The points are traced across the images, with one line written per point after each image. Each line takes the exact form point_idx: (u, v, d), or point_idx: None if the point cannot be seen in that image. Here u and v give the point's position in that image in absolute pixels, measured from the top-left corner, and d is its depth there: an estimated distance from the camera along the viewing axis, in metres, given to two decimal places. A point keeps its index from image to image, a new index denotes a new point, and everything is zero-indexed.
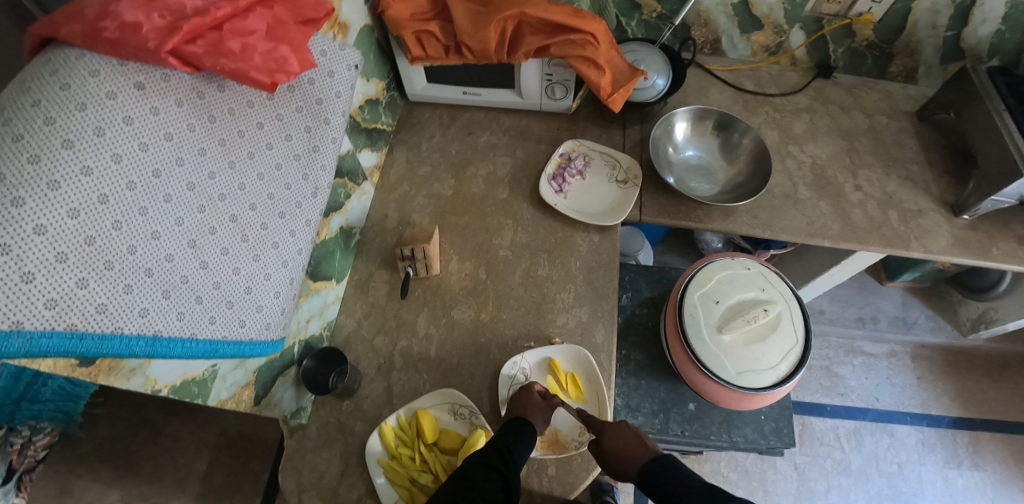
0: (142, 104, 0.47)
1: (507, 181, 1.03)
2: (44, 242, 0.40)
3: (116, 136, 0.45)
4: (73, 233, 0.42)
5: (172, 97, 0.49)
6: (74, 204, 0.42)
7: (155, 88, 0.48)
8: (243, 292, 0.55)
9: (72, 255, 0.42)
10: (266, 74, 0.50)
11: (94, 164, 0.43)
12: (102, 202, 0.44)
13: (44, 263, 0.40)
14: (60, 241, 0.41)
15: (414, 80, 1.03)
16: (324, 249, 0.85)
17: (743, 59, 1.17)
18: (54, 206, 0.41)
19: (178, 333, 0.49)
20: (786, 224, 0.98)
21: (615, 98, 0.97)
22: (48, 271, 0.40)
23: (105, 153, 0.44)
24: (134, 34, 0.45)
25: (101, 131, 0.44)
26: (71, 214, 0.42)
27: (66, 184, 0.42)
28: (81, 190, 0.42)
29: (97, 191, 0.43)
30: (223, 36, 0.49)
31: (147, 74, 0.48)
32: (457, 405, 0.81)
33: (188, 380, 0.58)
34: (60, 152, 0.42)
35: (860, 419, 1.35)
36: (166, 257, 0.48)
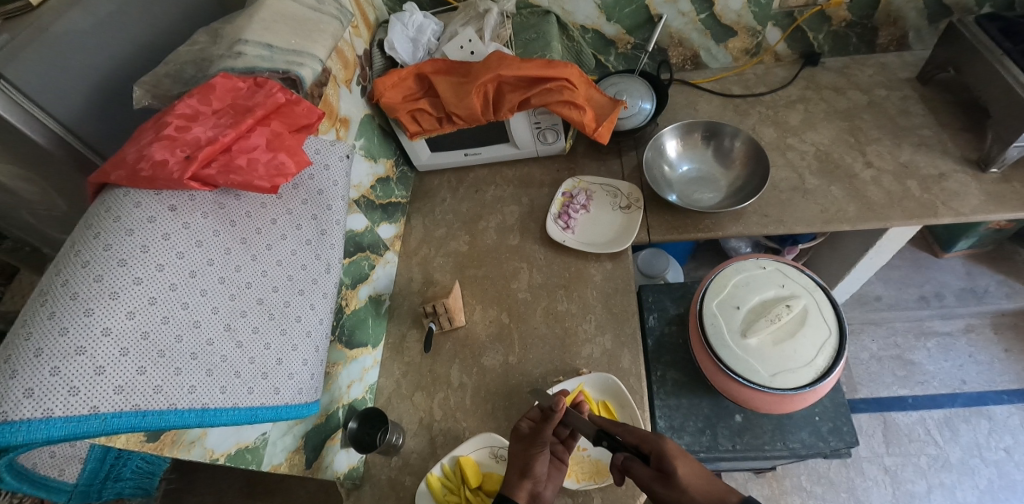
0: (176, 221, 0.54)
1: (517, 227, 1.08)
2: (110, 340, 0.46)
3: (157, 250, 0.52)
4: (132, 331, 0.48)
5: (198, 211, 0.57)
6: (130, 307, 0.48)
7: (184, 206, 0.56)
8: (275, 363, 0.60)
9: (132, 348, 0.48)
10: (267, 180, 0.58)
11: (143, 274, 0.50)
12: (151, 303, 0.50)
13: (110, 357, 0.46)
14: (123, 338, 0.47)
15: (419, 152, 1.12)
16: (357, 318, 0.91)
17: (726, 66, 1.21)
18: (115, 310, 0.47)
19: (223, 403, 0.54)
20: (799, 216, 0.97)
21: (601, 131, 1.01)
22: (115, 363, 0.46)
23: (151, 264, 0.51)
24: (163, 169, 0.52)
25: (147, 247, 0.51)
26: (130, 315, 0.48)
27: (123, 292, 0.48)
28: (135, 296, 0.49)
29: (148, 294, 0.50)
30: (232, 156, 0.56)
31: (177, 198, 0.55)
32: (497, 448, 0.84)
33: (242, 448, 0.64)
34: (116, 268, 0.49)
35: (949, 407, 1.25)
36: (207, 341, 0.54)
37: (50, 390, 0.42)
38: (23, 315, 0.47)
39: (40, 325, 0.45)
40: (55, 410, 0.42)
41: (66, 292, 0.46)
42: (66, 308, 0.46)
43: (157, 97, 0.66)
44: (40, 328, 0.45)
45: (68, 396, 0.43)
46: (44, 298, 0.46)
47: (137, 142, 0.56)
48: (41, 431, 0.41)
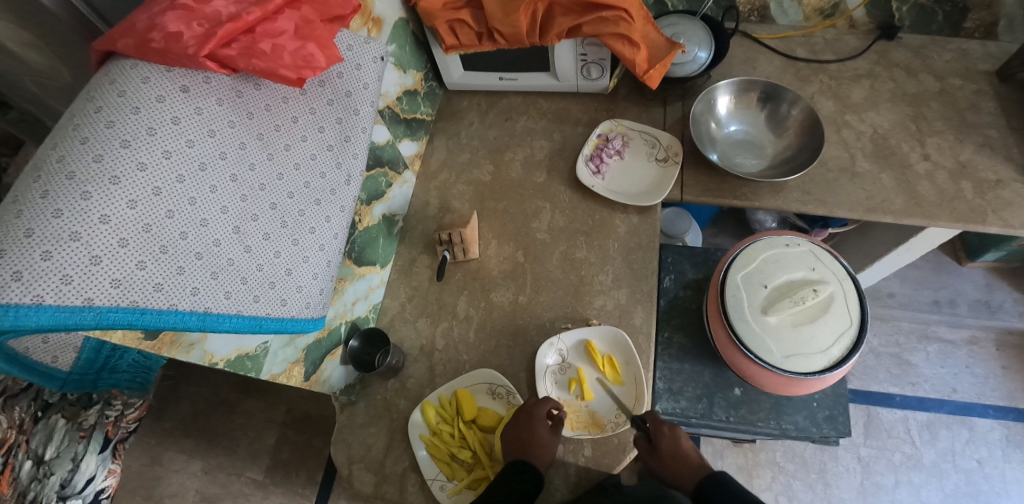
0: (187, 104, 0.47)
1: (545, 164, 1.02)
2: (108, 230, 0.41)
3: (166, 134, 0.46)
4: (132, 222, 0.43)
5: (213, 96, 0.49)
6: (132, 195, 0.43)
7: (199, 89, 0.49)
8: (284, 273, 0.55)
9: (133, 240, 0.43)
10: (293, 70, 0.50)
11: (147, 160, 0.44)
12: (156, 194, 0.44)
13: (107, 247, 0.41)
14: (122, 229, 0.42)
15: (451, 69, 1.04)
16: (369, 236, 0.87)
17: (795, 25, 1.10)
18: (115, 197, 0.42)
19: (227, 309, 0.49)
20: (843, 200, 0.92)
21: (651, 74, 0.94)
22: (112, 254, 0.41)
23: (157, 149, 0.45)
24: (177, 43, 0.46)
25: (153, 129, 0.45)
26: (131, 205, 0.43)
27: (125, 178, 0.43)
28: (138, 184, 0.43)
29: (152, 183, 0.44)
30: (256, 40, 0.49)
31: (190, 78, 0.48)
32: (494, 385, 0.83)
33: (242, 355, 0.62)
34: (118, 149, 0.43)
35: (934, 411, 1.27)
36: (215, 242, 0.48)
37: (39, 277, 0.38)
38: (15, 188, 0.42)
39: (32, 203, 0.40)
40: (46, 298, 0.38)
41: (62, 169, 0.41)
42: (60, 188, 0.40)
43: None
44: (32, 206, 0.40)
45: (60, 284, 0.39)
46: (39, 173, 0.41)
47: (149, 9, 0.48)
48: (29, 320, 0.38)
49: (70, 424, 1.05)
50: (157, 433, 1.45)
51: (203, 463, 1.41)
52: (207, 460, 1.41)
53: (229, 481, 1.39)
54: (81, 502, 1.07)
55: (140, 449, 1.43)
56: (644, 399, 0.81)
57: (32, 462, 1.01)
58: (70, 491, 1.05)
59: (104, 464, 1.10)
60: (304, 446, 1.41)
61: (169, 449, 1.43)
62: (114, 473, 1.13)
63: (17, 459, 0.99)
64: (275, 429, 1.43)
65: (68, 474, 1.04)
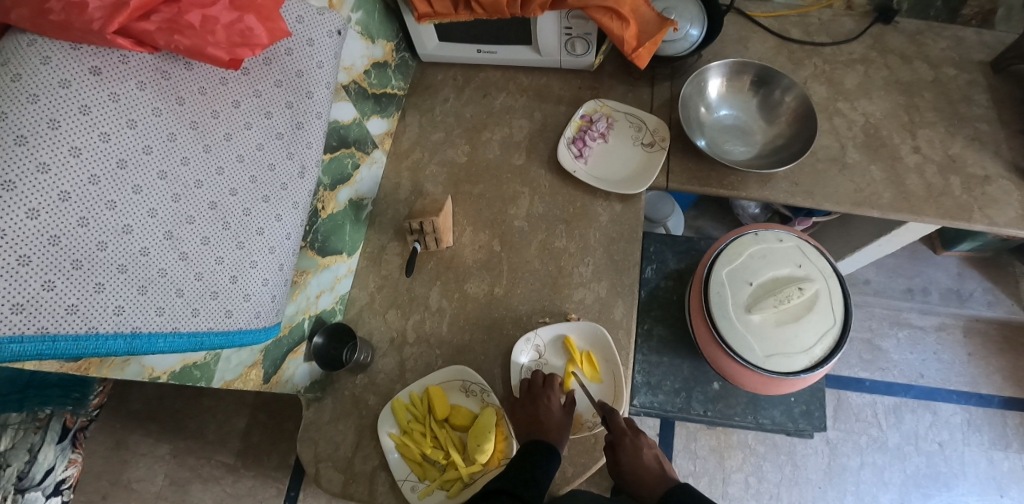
0: (99, 90, 0.40)
1: (524, 145, 0.96)
2: (2, 246, 0.35)
3: (73, 127, 0.38)
4: (35, 235, 0.36)
5: (132, 80, 0.42)
6: (33, 203, 0.36)
7: (113, 71, 0.41)
8: (229, 281, 0.49)
9: (36, 257, 0.36)
10: (225, 50, 0.44)
11: (50, 158, 0.37)
12: (64, 200, 0.38)
13: (4, 268, 0.35)
14: (21, 244, 0.36)
15: (425, 39, 0.96)
16: (333, 223, 0.81)
17: (790, 3, 1.05)
18: (10, 206, 0.35)
19: (159, 327, 0.44)
20: (831, 192, 0.89)
21: (640, 52, 0.88)
22: (10, 276, 0.35)
23: (63, 146, 0.38)
24: (79, 15, 0.38)
25: (56, 121, 0.38)
26: (31, 215, 0.36)
27: (22, 183, 0.36)
28: (39, 189, 0.36)
29: (58, 187, 0.37)
30: (180, 10, 0.42)
31: (102, 58, 0.41)
32: (468, 382, 0.79)
33: (188, 365, 0.56)
34: (11, 146, 0.36)
35: (900, 396, 1.30)
36: (141, 251, 0.42)
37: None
38: None
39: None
40: None
41: None
42: None
43: None
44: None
45: None
46: None
47: None
48: None
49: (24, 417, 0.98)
50: (119, 416, 1.39)
51: (171, 447, 1.37)
52: (173, 444, 1.37)
53: (198, 465, 1.35)
54: (41, 493, 1.04)
55: (103, 432, 1.38)
56: (623, 396, 0.78)
57: None
58: (27, 483, 1.00)
59: (62, 455, 1.07)
60: (275, 428, 1.37)
61: (135, 432, 1.38)
62: (74, 464, 1.11)
63: None
64: (245, 412, 1.38)
65: (24, 466, 0.99)
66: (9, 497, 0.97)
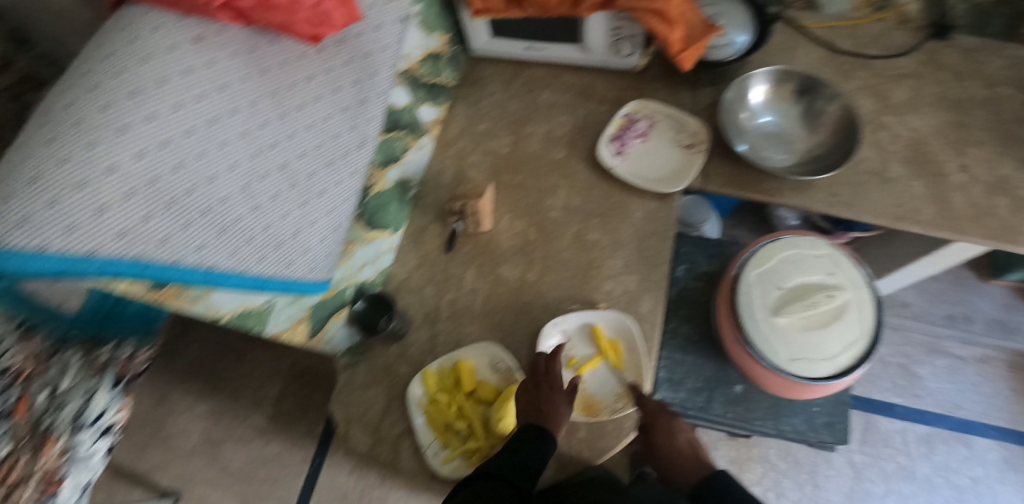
0: (200, 57, 0.48)
1: (566, 140, 0.99)
2: (115, 179, 0.42)
3: (177, 86, 0.46)
4: (139, 173, 0.43)
5: (228, 50, 0.50)
6: (141, 146, 0.44)
7: (213, 42, 0.49)
8: (292, 235, 0.52)
9: (140, 191, 0.43)
10: (308, 28, 0.52)
11: (158, 111, 0.45)
12: (165, 146, 0.45)
13: (115, 196, 0.42)
14: (129, 180, 0.43)
15: (477, 34, 1.01)
16: (381, 200, 0.86)
17: (842, 15, 1.05)
18: (122, 147, 0.43)
19: (230, 268, 0.48)
20: (870, 204, 0.89)
21: (685, 55, 0.90)
22: (120, 204, 0.42)
23: (168, 101, 0.45)
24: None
25: (163, 81, 0.45)
26: (138, 156, 0.43)
27: (134, 128, 0.43)
28: (147, 134, 0.44)
29: (161, 135, 0.44)
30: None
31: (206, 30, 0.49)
32: (496, 359, 0.83)
33: (248, 311, 0.61)
34: (128, 99, 0.44)
35: (933, 425, 1.27)
36: (220, 198, 0.47)
37: (46, 222, 0.39)
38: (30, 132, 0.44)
39: (43, 149, 0.41)
40: (51, 245, 0.39)
41: (72, 117, 0.43)
42: (70, 136, 0.42)
43: None
44: (42, 152, 0.41)
45: (67, 231, 0.40)
46: (52, 119, 0.43)
47: None
48: (35, 264, 0.39)
49: (83, 360, 1.04)
50: (166, 373, 1.49)
51: (209, 406, 1.45)
52: (212, 404, 1.45)
53: (233, 425, 1.43)
54: (94, 433, 1.05)
55: (150, 388, 1.48)
56: (632, 396, 0.80)
57: (45, 392, 1.01)
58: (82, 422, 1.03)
59: (114, 400, 1.09)
60: (306, 397, 1.43)
61: (178, 390, 1.47)
62: (122, 409, 1.12)
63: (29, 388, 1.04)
64: (280, 380, 1.45)
65: (81, 406, 1.04)
66: (65, 434, 1.01)
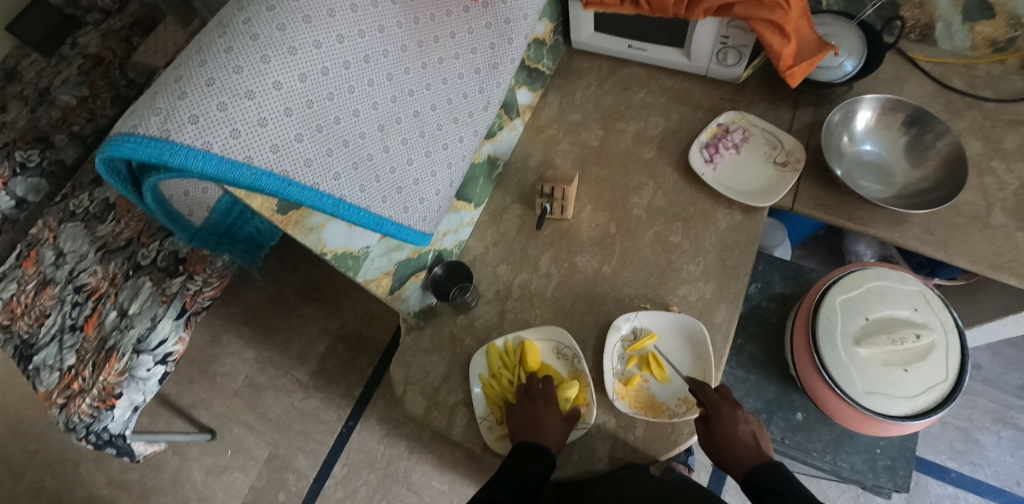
0: None
1: (656, 142, 0.98)
2: (278, 95, 0.46)
3: (342, 19, 0.49)
4: (299, 94, 0.47)
5: None
6: (304, 70, 0.47)
7: None
8: (412, 182, 0.57)
9: (296, 112, 0.47)
10: None
11: (324, 39, 0.48)
12: (323, 74, 0.48)
13: (275, 113, 0.46)
14: (289, 99, 0.46)
15: (582, 26, 1.02)
16: (471, 173, 0.89)
17: (958, 52, 1.01)
18: (290, 68, 0.46)
19: (358, 201, 0.53)
20: (968, 248, 0.86)
21: (794, 71, 0.89)
22: (277, 121, 0.46)
23: (333, 33, 0.49)
24: None
25: (333, 12, 0.49)
26: (302, 78, 0.47)
27: (301, 51, 0.47)
28: (311, 59, 0.47)
29: (322, 63, 0.48)
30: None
31: None
32: (562, 345, 0.83)
33: (348, 252, 0.66)
34: (300, 22, 0.47)
35: (988, 497, 1.21)
36: (360, 134, 0.52)
37: (214, 124, 0.43)
38: (204, 40, 0.48)
39: (217, 56, 0.45)
40: (215, 146, 0.43)
41: (248, 31, 0.46)
42: (246, 47, 0.45)
43: None
44: (218, 58, 0.45)
45: (230, 136, 0.44)
46: (229, 29, 0.47)
47: None
48: (200, 161, 0.42)
49: (155, 287, 1.07)
50: (220, 315, 1.55)
51: (255, 353, 1.50)
52: (258, 351, 1.50)
53: (275, 375, 1.47)
54: (151, 359, 1.05)
55: (204, 327, 1.54)
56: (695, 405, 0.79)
57: (118, 313, 1.06)
58: (144, 345, 1.03)
59: (177, 330, 1.07)
60: (348, 361, 1.46)
61: (228, 332, 1.53)
62: (183, 341, 1.10)
63: (105, 307, 1.07)
64: (326, 339, 1.48)
65: (144, 332, 1.04)
66: (128, 355, 1.03)
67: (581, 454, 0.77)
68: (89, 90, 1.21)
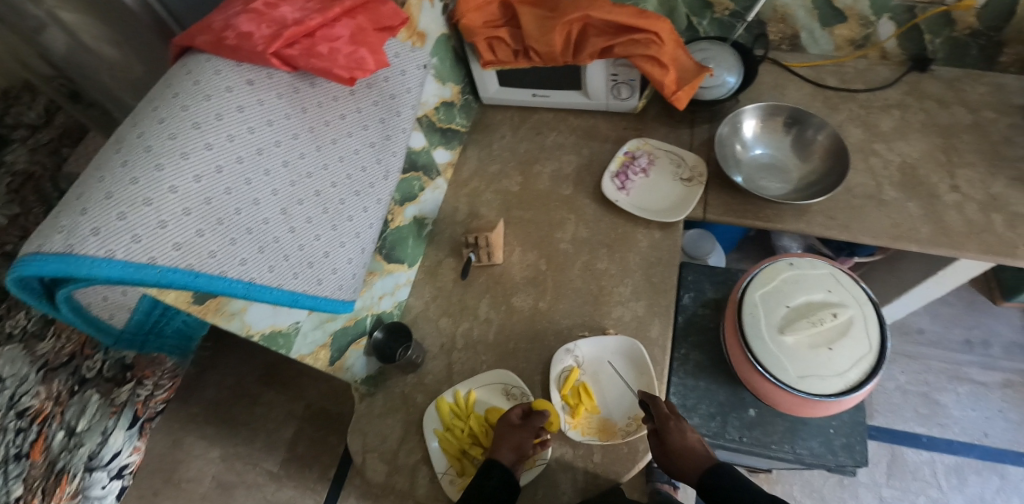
0: (251, 96, 0.54)
1: (572, 178, 1.05)
2: (175, 198, 0.48)
3: (231, 120, 0.52)
4: (196, 193, 0.49)
5: (274, 91, 0.56)
6: (199, 170, 0.49)
7: (262, 84, 0.55)
8: (322, 255, 0.60)
9: (195, 210, 0.49)
10: (346, 70, 0.56)
11: (214, 141, 0.51)
12: (218, 171, 0.51)
13: (173, 213, 0.48)
14: (187, 199, 0.49)
15: (487, 84, 1.09)
16: (399, 235, 0.92)
17: (826, 54, 1.12)
18: (184, 171, 0.49)
19: (268, 282, 0.54)
20: (867, 226, 0.92)
21: (679, 95, 0.96)
22: (177, 220, 0.48)
23: (223, 133, 0.51)
24: (248, 42, 0.53)
25: (221, 116, 0.52)
26: (197, 179, 0.49)
27: (194, 155, 0.49)
28: (204, 161, 0.50)
29: (216, 162, 0.50)
30: (315, 42, 0.55)
31: (256, 73, 0.55)
32: (509, 386, 0.86)
33: (275, 331, 0.67)
34: (190, 130, 0.50)
35: (963, 455, 1.24)
36: (263, 219, 0.54)
37: (114, 233, 0.45)
38: (100, 158, 0.50)
39: (114, 172, 0.47)
40: (118, 253, 0.45)
41: (141, 144, 0.49)
42: (140, 160, 0.48)
43: None
44: (114, 173, 0.47)
45: (131, 242, 0.45)
46: (123, 146, 0.49)
47: (225, 11, 0.57)
48: (104, 270, 0.44)
49: (103, 400, 1.08)
50: (181, 418, 1.51)
51: (221, 451, 1.45)
52: (225, 448, 1.46)
53: (245, 470, 1.43)
54: (105, 475, 1.07)
55: (164, 433, 1.49)
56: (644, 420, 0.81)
57: (65, 432, 1.05)
58: (97, 463, 1.06)
59: (131, 441, 1.11)
60: (321, 441, 1.44)
61: (190, 434, 1.49)
62: (138, 451, 1.13)
63: (52, 429, 1.04)
64: (294, 423, 1.46)
65: (96, 447, 1.05)
66: (79, 475, 1.04)
67: (545, 491, 0.78)
68: (18, 207, 1.16)
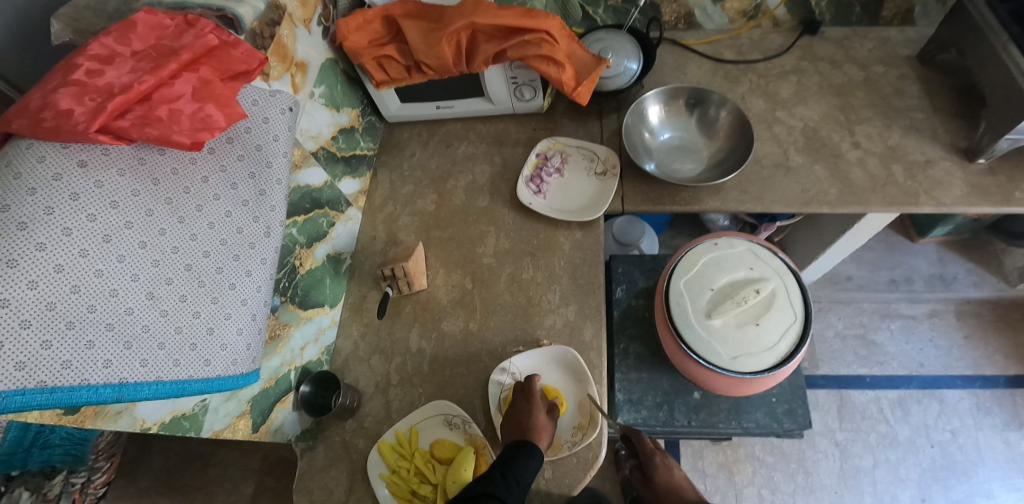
0: (86, 179, 0.48)
1: (487, 189, 1.02)
2: (7, 313, 0.42)
3: (65, 211, 0.46)
4: (33, 302, 0.43)
5: (114, 168, 0.50)
6: (32, 275, 0.43)
7: (98, 162, 0.49)
8: (206, 333, 0.55)
9: (36, 320, 0.43)
10: (186, 134, 0.50)
11: (47, 239, 0.45)
12: (58, 271, 0.45)
13: (7, 330, 0.42)
14: (23, 310, 0.43)
15: (388, 103, 1.05)
16: (313, 278, 0.87)
17: (721, 28, 1.13)
18: (13, 280, 0.42)
19: (144, 377, 0.50)
20: (779, 195, 0.94)
21: (580, 90, 0.94)
22: (14, 337, 0.42)
23: (57, 226, 0.45)
24: (68, 120, 0.45)
25: (51, 208, 0.45)
26: (32, 285, 0.43)
27: (23, 259, 0.43)
28: (37, 263, 0.44)
29: (53, 261, 0.44)
30: (152, 106, 0.49)
31: (88, 151, 0.49)
32: (450, 416, 0.83)
33: (177, 416, 0.62)
34: (14, 231, 0.43)
35: (904, 388, 1.30)
36: (126, 310, 0.49)
37: None
38: None
39: None
40: None
41: None
42: None
43: (78, 33, 0.57)
44: None
45: None
46: None
47: (43, 85, 0.48)
48: None
49: None
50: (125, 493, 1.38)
51: None
52: None
53: None
54: None
55: None
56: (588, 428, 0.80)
57: None
58: None
59: None
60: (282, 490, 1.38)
61: None
62: None
63: None
64: (252, 477, 1.36)
65: None
66: None
67: None
68: None
